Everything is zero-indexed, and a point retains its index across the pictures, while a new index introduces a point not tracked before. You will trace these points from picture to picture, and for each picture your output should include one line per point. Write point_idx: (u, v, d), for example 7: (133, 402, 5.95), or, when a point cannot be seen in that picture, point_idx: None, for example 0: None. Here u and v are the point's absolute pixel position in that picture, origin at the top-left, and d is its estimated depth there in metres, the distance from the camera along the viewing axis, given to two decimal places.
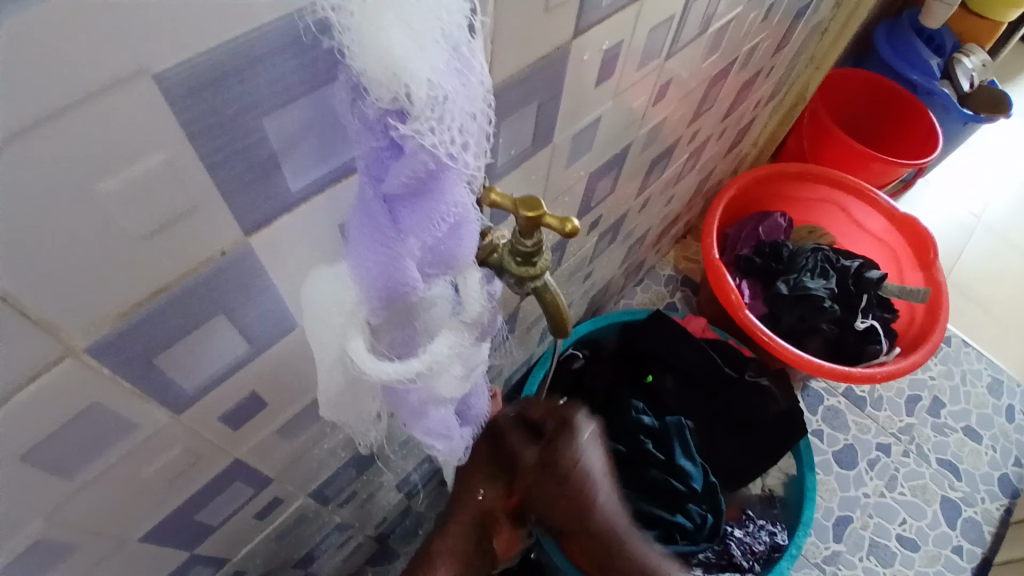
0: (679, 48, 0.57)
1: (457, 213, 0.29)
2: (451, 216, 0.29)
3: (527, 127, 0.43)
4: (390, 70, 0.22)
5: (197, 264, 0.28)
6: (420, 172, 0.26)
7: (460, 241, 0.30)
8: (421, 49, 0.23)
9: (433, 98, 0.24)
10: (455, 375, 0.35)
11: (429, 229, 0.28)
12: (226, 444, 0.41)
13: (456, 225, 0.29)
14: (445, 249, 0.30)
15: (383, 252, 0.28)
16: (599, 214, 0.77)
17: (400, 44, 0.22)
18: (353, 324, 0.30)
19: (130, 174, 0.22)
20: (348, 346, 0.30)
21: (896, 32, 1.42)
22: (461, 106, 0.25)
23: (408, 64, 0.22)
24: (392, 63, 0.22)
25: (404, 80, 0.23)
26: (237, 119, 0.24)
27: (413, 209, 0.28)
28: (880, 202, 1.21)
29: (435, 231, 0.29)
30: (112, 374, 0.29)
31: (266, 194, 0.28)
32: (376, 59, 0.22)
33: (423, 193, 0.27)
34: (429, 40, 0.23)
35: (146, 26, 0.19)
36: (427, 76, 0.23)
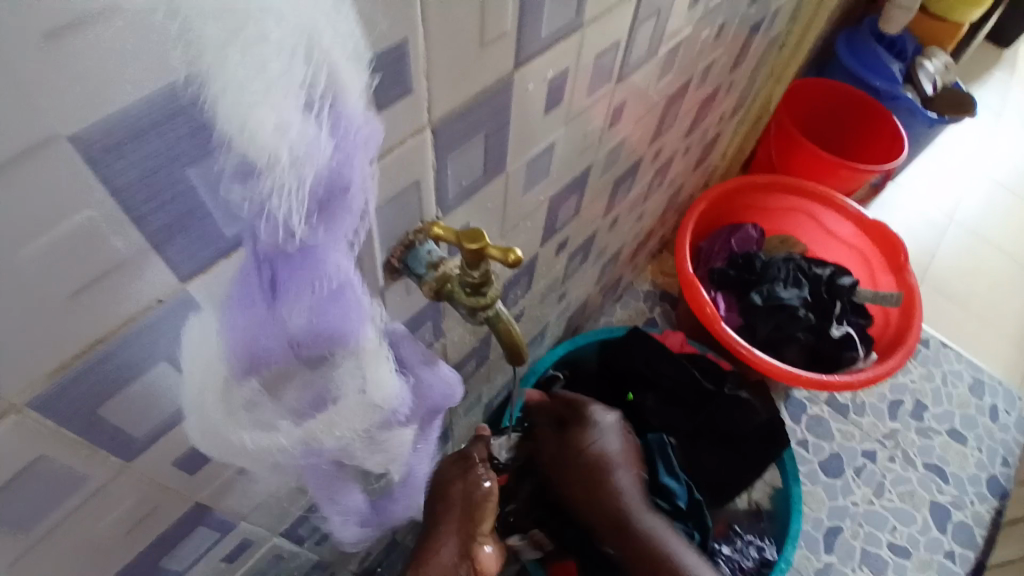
0: (630, 70, 0.58)
1: (335, 277, 0.30)
2: (331, 282, 0.30)
3: (476, 158, 0.43)
4: (241, 129, 0.22)
5: (134, 314, 0.28)
6: (281, 241, 0.28)
7: (343, 313, 0.32)
8: (276, 108, 0.22)
9: (283, 164, 0.24)
10: (357, 417, 0.38)
11: (305, 297, 0.30)
12: (184, 490, 0.41)
13: (337, 291, 0.31)
14: (330, 318, 0.31)
15: (253, 316, 0.29)
16: (566, 235, 0.77)
17: (250, 103, 0.22)
18: (217, 379, 0.31)
19: (53, 234, 0.22)
20: (208, 397, 0.31)
21: (856, 41, 1.46)
22: (320, 177, 0.26)
23: (254, 127, 0.22)
24: (241, 121, 0.22)
25: (251, 142, 0.23)
26: (159, 172, 0.24)
27: (288, 278, 0.29)
28: (848, 209, 1.23)
29: (311, 293, 0.30)
30: (56, 429, 0.29)
31: (198, 244, 0.28)
32: (223, 115, 0.22)
33: (293, 257, 0.29)
34: (290, 102, 0.23)
35: (53, 95, 0.19)
36: (280, 143, 0.23)
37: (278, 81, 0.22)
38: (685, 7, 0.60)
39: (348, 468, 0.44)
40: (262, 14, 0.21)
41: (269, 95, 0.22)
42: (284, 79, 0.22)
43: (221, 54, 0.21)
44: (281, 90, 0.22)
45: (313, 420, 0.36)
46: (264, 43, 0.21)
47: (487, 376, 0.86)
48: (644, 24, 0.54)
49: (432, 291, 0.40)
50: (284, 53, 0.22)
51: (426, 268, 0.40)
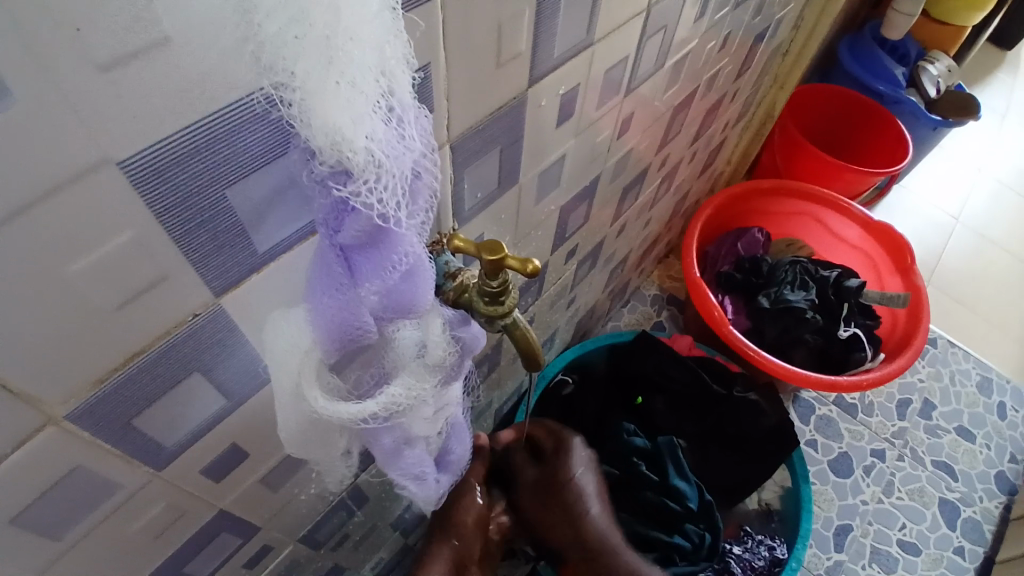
0: (638, 83, 0.60)
1: (410, 261, 0.30)
2: (405, 264, 0.30)
3: (492, 171, 0.45)
4: (330, 139, 0.23)
5: (169, 329, 0.29)
6: (365, 230, 0.27)
7: (416, 288, 0.32)
8: (359, 115, 0.23)
9: (374, 160, 0.25)
10: (422, 416, 0.40)
11: (382, 279, 0.30)
12: (210, 495, 0.42)
13: (411, 272, 0.31)
14: (403, 295, 0.31)
15: (337, 300, 0.30)
16: (575, 242, 0.78)
17: (338, 115, 0.23)
18: (309, 364, 0.32)
19: (98, 253, 0.24)
20: (302, 385, 0.33)
21: (858, 46, 1.47)
22: (402, 165, 0.26)
23: (347, 133, 0.23)
24: (332, 130, 0.23)
25: (343, 147, 0.24)
26: (203, 193, 0.25)
27: (365, 260, 0.29)
28: (853, 211, 1.24)
29: (389, 279, 0.30)
30: (92, 439, 0.30)
31: (235, 257, 0.29)
32: (315, 128, 0.23)
33: (374, 246, 0.28)
34: (367, 105, 0.23)
35: (107, 123, 0.21)
36: (364, 142, 0.24)
37: (358, 88, 0.23)
38: (690, 21, 0.62)
39: (401, 455, 0.42)
40: (343, 29, 0.21)
41: (355, 107, 0.23)
42: (364, 87, 0.23)
43: (309, 73, 0.22)
44: (364, 96, 0.23)
45: (375, 401, 0.35)
46: (351, 64, 0.22)
47: (498, 381, 0.88)
48: (651, 39, 0.55)
49: (447, 300, 0.39)
50: (363, 67, 0.23)
51: (445, 278, 0.39)
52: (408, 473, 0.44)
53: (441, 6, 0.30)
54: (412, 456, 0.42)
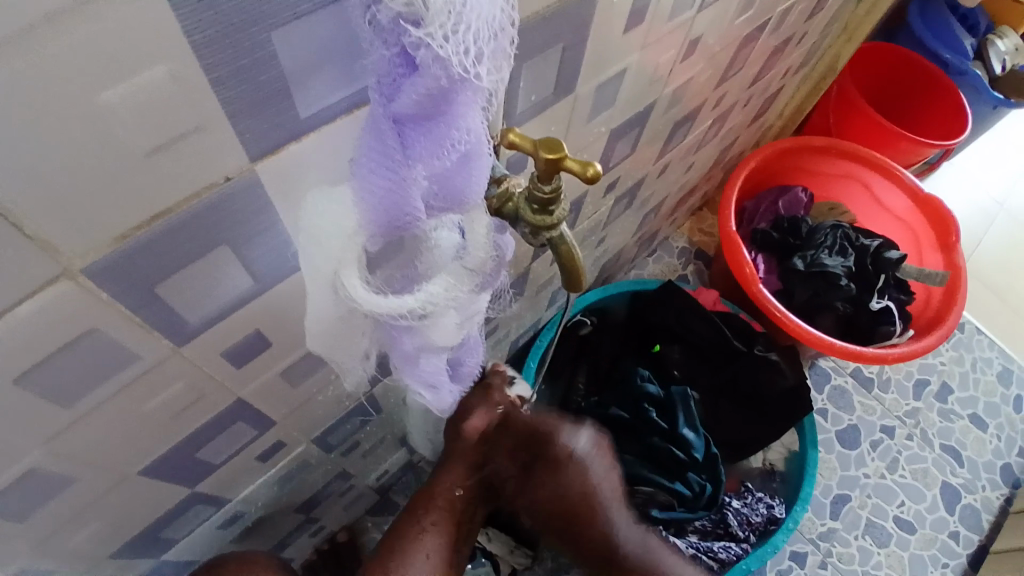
0: (712, 2, 0.55)
1: (468, 141, 0.27)
2: (462, 143, 0.27)
3: (550, 72, 0.41)
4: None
5: (202, 190, 0.27)
6: (429, 94, 0.24)
7: (468, 177, 0.29)
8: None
9: (451, 7, 0.22)
10: (452, 324, 0.37)
11: (436, 157, 0.27)
12: (230, 382, 0.41)
13: (467, 154, 0.28)
14: (454, 183, 0.29)
15: (388, 179, 0.27)
16: (617, 175, 0.74)
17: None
18: (349, 251, 0.29)
19: (130, 84, 0.21)
20: (339, 273, 0.30)
21: (930, 6, 1.35)
22: (481, 20, 0.23)
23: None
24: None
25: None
26: (246, 31, 0.22)
27: (422, 133, 0.26)
28: (904, 180, 1.18)
29: (443, 159, 0.27)
30: (112, 300, 0.28)
31: (276, 118, 0.26)
32: None
33: (434, 117, 0.26)
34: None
35: None
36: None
37: None
38: None
39: (419, 362, 0.39)
40: None
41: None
42: None
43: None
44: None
45: (411, 298, 0.33)
46: None
47: (519, 313, 0.86)
48: None
49: (491, 210, 0.37)
50: None
51: (489, 183, 0.36)
52: (424, 380, 0.41)
53: None
54: (429, 366, 0.40)
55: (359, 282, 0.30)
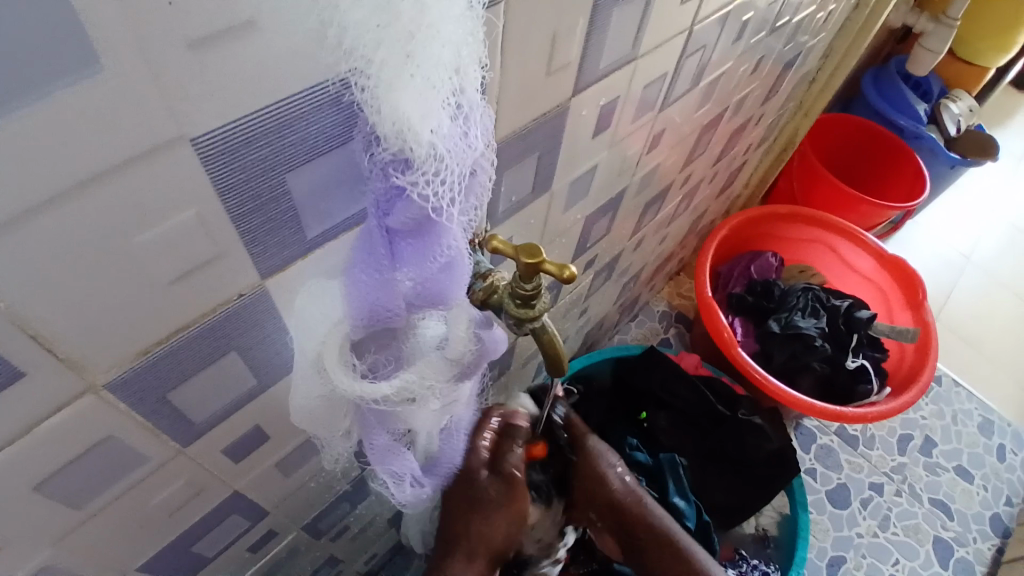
0: (672, 101, 0.61)
1: (451, 254, 0.30)
2: (445, 256, 0.30)
3: (528, 176, 0.45)
4: (397, 126, 0.24)
5: (216, 306, 0.29)
6: (415, 216, 0.28)
7: (453, 281, 0.32)
8: (429, 110, 0.24)
9: (435, 154, 0.25)
10: (430, 408, 0.40)
11: (420, 268, 0.30)
12: (228, 476, 0.42)
13: (450, 265, 0.31)
14: (439, 287, 0.32)
15: (372, 279, 0.30)
16: (595, 253, 0.79)
17: (410, 107, 0.23)
18: (334, 337, 0.33)
19: (163, 227, 0.24)
20: (324, 359, 0.32)
21: (882, 78, 1.47)
22: (462, 163, 0.27)
23: (416, 126, 0.24)
24: (400, 122, 0.24)
25: (408, 137, 0.24)
26: (265, 173, 0.26)
27: (408, 243, 0.29)
28: (868, 243, 1.24)
29: (428, 268, 0.30)
30: (128, 410, 0.30)
31: (286, 239, 0.29)
32: (385, 114, 0.23)
33: (419, 234, 0.29)
34: (437, 103, 0.24)
35: (190, 99, 0.21)
36: (429, 136, 0.24)
37: (434, 86, 0.23)
38: (728, 42, 0.63)
39: (394, 450, 0.43)
40: (427, 23, 0.22)
41: (427, 101, 0.23)
42: (437, 83, 0.23)
43: (389, 65, 0.22)
44: (434, 93, 0.23)
45: (394, 384, 0.35)
46: (429, 61, 0.22)
47: (506, 386, 0.87)
48: (690, 59, 0.56)
49: (477, 301, 0.39)
50: (439, 62, 0.23)
51: (475, 278, 0.39)
52: (394, 472, 0.45)
53: (505, 11, 0.31)
54: (399, 460, 0.44)
55: (342, 368, 0.32)
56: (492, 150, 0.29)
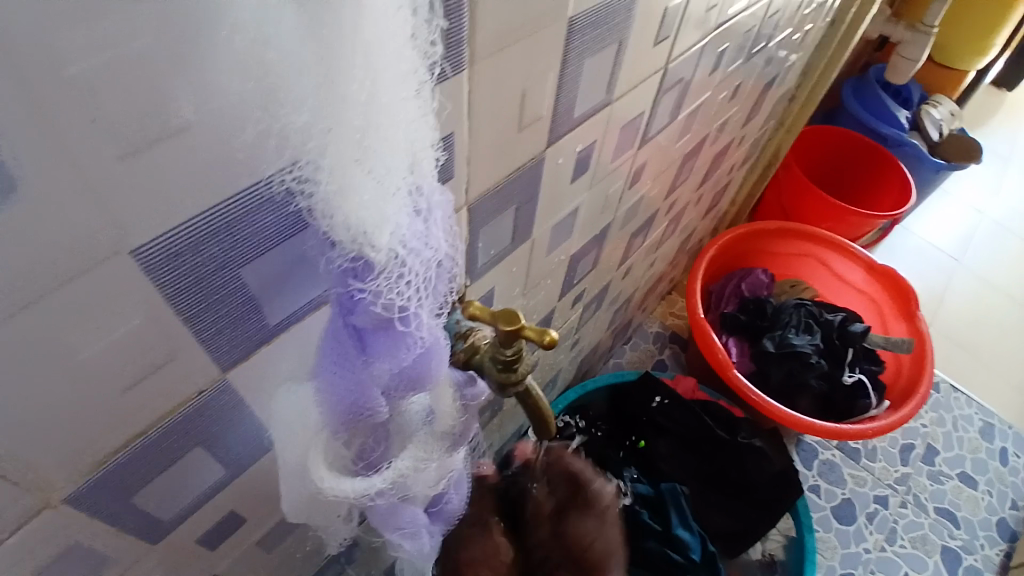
0: (652, 135, 0.60)
1: (427, 342, 0.28)
2: (420, 347, 0.27)
3: (506, 228, 0.44)
4: (352, 231, 0.22)
5: (175, 407, 0.28)
6: (382, 318, 0.25)
7: (430, 366, 0.29)
8: (386, 212, 0.22)
9: (396, 254, 0.23)
10: (427, 483, 0.36)
11: (395, 360, 0.27)
12: (205, 562, 0.40)
13: (427, 352, 0.28)
14: (418, 377, 0.29)
15: (347, 379, 0.27)
16: (583, 287, 0.77)
17: (366, 210, 0.21)
18: (317, 444, 0.30)
19: (107, 340, 0.22)
20: (309, 461, 0.30)
21: (861, 88, 1.47)
22: (424, 263, 0.25)
23: (373, 227, 0.22)
24: (356, 225, 0.22)
25: (366, 243, 0.22)
26: (216, 273, 0.24)
27: (378, 340, 0.26)
28: (858, 255, 1.23)
29: (403, 363, 0.27)
30: (90, 519, 0.28)
31: (246, 331, 0.28)
32: (337, 220, 0.21)
33: (390, 335, 0.26)
34: (395, 201, 0.22)
35: (125, 208, 0.19)
36: (388, 239, 0.23)
37: (391, 187, 0.22)
38: (707, 70, 0.61)
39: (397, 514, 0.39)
40: (373, 127, 0.20)
41: (383, 203, 0.22)
42: (392, 185, 0.22)
43: (337, 168, 0.20)
44: (391, 194, 0.22)
45: (382, 476, 0.32)
46: (381, 163, 0.21)
47: (499, 425, 0.85)
48: (668, 93, 0.55)
49: (458, 361, 0.37)
50: (390, 162, 0.21)
51: (456, 339, 0.37)
52: (406, 531, 0.41)
53: (469, 79, 0.29)
54: (409, 514, 0.40)
55: (327, 470, 0.31)
56: (456, 235, 0.28)
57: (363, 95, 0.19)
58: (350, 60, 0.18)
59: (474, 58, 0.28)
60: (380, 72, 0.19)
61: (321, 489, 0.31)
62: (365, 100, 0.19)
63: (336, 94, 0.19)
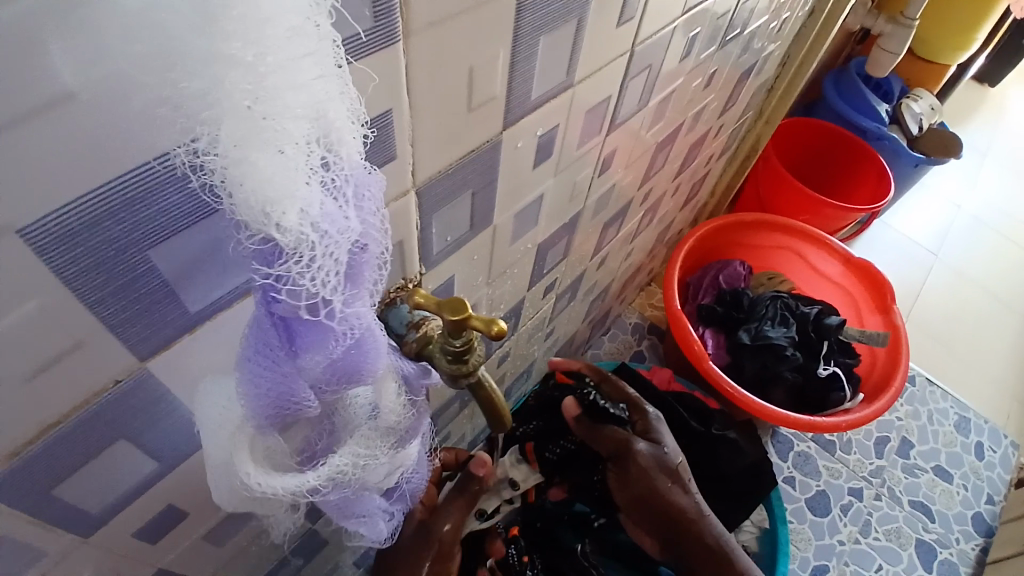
0: (621, 122, 0.58)
1: (356, 330, 0.27)
2: (348, 337, 0.27)
3: (463, 214, 0.43)
4: (255, 208, 0.20)
5: (90, 397, 0.26)
6: (296, 310, 0.24)
7: (362, 354, 0.29)
8: (292, 188, 0.21)
9: (307, 237, 0.22)
10: (378, 471, 0.37)
11: (325, 351, 0.27)
12: (146, 556, 0.39)
13: (356, 342, 0.28)
14: (349, 363, 0.29)
15: (270, 372, 0.26)
16: (554, 277, 0.76)
17: (268, 183, 0.20)
18: (241, 437, 0.30)
19: (1, 326, 0.21)
20: (233, 456, 0.30)
21: (842, 81, 1.47)
22: (341, 247, 0.24)
23: (280, 204, 0.21)
24: (260, 204, 0.20)
25: (273, 220, 0.21)
26: (120, 257, 0.23)
27: (303, 329, 0.26)
28: (834, 248, 1.24)
29: (330, 351, 0.27)
30: (5, 512, 0.27)
31: (163, 318, 0.26)
32: (238, 198, 0.20)
33: (311, 322, 0.25)
34: (301, 174, 0.21)
35: (5, 182, 0.18)
36: (297, 216, 0.21)
37: (294, 162, 0.20)
38: (678, 56, 0.60)
39: (354, 509, 0.39)
40: (260, 89, 0.18)
41: (286, 175, 0.20)
42: (295, 157, 0.20)
43: (233, 136, 0.19)
44: (295, 168, 0.21)
45: (317, 473, 0.32)
46: (280, 134, 0.20)
47: (471, 415, 0.84)
48: (636, 78, 0.54)
49: (411, 351, 0.36)
50: (291, 131, 0.20)
51: (408, 329, 0.36)
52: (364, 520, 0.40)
53: (406, 52, 0.28)
54: (367, 502, 0.39)
55: (254, 466, 0.30)
56: (383, 215, 0.26)
57: (249, 55, 0.18)
58: (225, 14, 0.17)
59: (410, 30, 0.27)
60: (263, 29, 0.18)
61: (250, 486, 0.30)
62: (252, 62, 0.18)
63: (220, 57, 0.18)
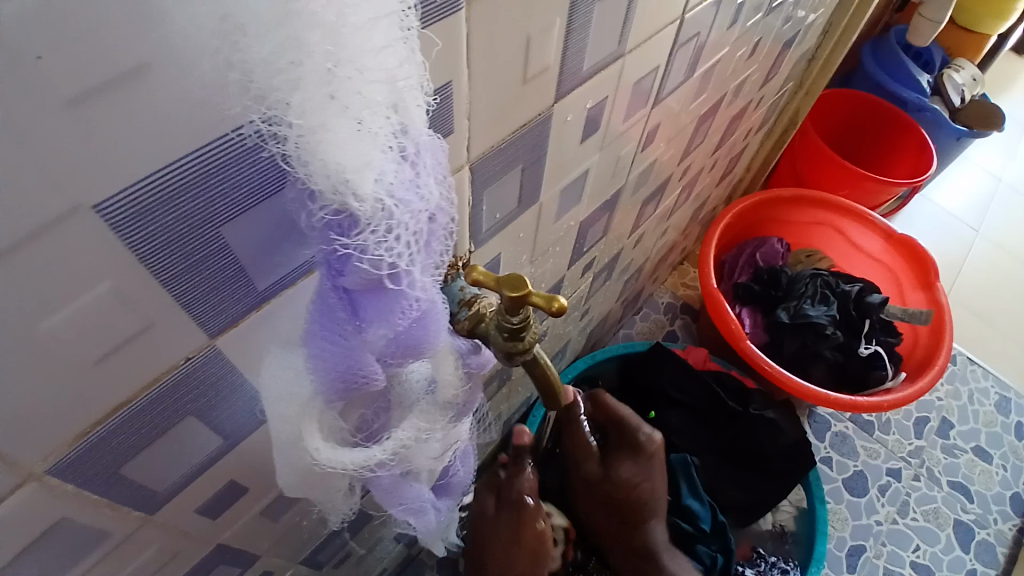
0: (666, 94, 0.57)
1: (423, 302, 0.26)
2: (416, 308, 0.26)
3: (511, 191, 0.42)
4: (333, 179, 0.20)
5: (158, 376, 0.26)
6: (369, 280, 0.24)
7: (428, 329, 0.28)
8: (369, 158, 0.20)
9: (383, 206, 0.22)
10: (434, 449, 0.36)
11: (390, 321, 0.26)
12: (206, 533, 0.39)
13: (423, 316, 0.27)
14: (414, 338, 0.28)
15: (337, 344, 0.26)
16: (592, 256, 0.75)
17: (344, 153, 0.20)
18: (307, 413, 0.29)
19: (73, 307, 0.21)
20: (302, 431, 0.29)
21: (882, 50, 1.41)
22: (415, 218, 0.23)
23: (357, 175, 0.20)
24: (337, 173, 0.20)
25: (350, 191, 0.20)
26: (192, 234, 0.22)
27: (372, 300, 0.25)
28: (875, 223, 1.20)
29: (397, 323, 0.26)
30: (77, 491, 0.27)
31: (231, 297, 0.26)
32: (316, 167, 0.20)
33: (382, 294, 0.25)
34: (382, 143, 0.21)
35: (76, 162, 0.18)
36: (372, 188, 0.21)
37: (373, 131, 0.20)
38: (724, 25, 0.58)
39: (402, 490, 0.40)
40: (343, 55, 0.18)
41: (363, 144, 0.20)
42: (374, 127, 0.20)
43: (311, 107, 0.19)
44: (373, 138, 0.20)
45: (381, 448, 0.32)
46: (359, 104, 0.19)
47: (507, 394, 0.84)
48: (683, 49, 0.52)
49: (463, 330, 0.35)
50: (372, 101, 0.20)
51: (459, 306, 0.35)
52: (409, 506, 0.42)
53: (467, 18, 0.27)
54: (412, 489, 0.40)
55: (322, 441, 0.30)
56: (452, 192, 0.26)
57: (331, 13, 0.17)
58: None
59: None
60: None
61: (317, 462, 0.30)
62: (332, 21, 0.18)
63: (298, 16, 0.17)
